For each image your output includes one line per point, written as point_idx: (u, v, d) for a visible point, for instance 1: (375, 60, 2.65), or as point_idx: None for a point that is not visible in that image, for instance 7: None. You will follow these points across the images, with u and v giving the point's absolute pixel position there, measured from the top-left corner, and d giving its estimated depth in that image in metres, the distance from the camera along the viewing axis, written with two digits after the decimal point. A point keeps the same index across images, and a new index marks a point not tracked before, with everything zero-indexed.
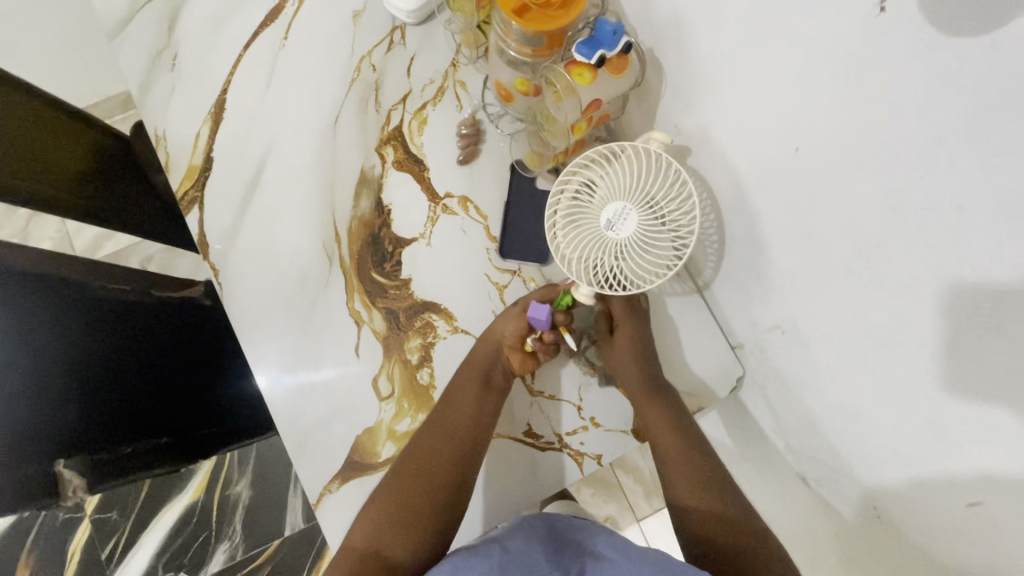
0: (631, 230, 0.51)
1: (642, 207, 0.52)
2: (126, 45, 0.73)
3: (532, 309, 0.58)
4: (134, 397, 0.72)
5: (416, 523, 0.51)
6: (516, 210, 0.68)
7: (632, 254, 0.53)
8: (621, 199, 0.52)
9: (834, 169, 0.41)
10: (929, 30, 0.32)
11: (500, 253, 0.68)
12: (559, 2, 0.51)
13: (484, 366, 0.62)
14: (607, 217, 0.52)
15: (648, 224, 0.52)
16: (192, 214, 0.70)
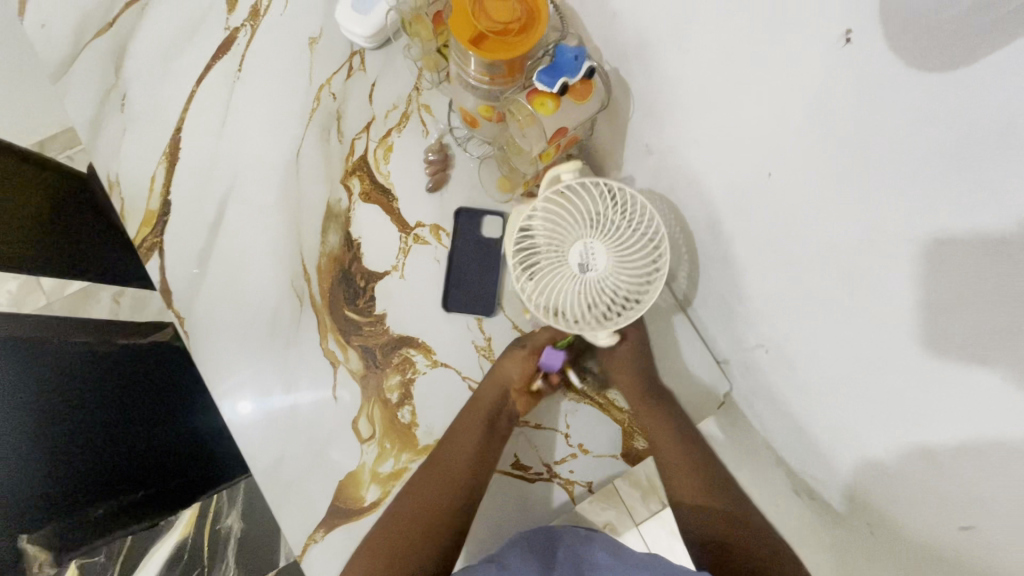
0: (604, 263, 0.53)
1: (606, 236, 0.53)
2: (72, 86, 0.70)
3: (549, 356, 0.62)
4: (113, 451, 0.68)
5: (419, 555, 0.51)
6: (461, 257, 0.67)
7: (614, 282, 0.53)
8: (583, 234, 0.53)
9: (809, 195, 0.40)
10: (899, 64, 0.31)
11: (444, 306, 0.66)
12: (516, 28, 0.48)
13: (492, 409, 0.61)
14: (576, 259, 0.53)
15: (617, 248, 0.53)
16: (152, 261, 0.67)
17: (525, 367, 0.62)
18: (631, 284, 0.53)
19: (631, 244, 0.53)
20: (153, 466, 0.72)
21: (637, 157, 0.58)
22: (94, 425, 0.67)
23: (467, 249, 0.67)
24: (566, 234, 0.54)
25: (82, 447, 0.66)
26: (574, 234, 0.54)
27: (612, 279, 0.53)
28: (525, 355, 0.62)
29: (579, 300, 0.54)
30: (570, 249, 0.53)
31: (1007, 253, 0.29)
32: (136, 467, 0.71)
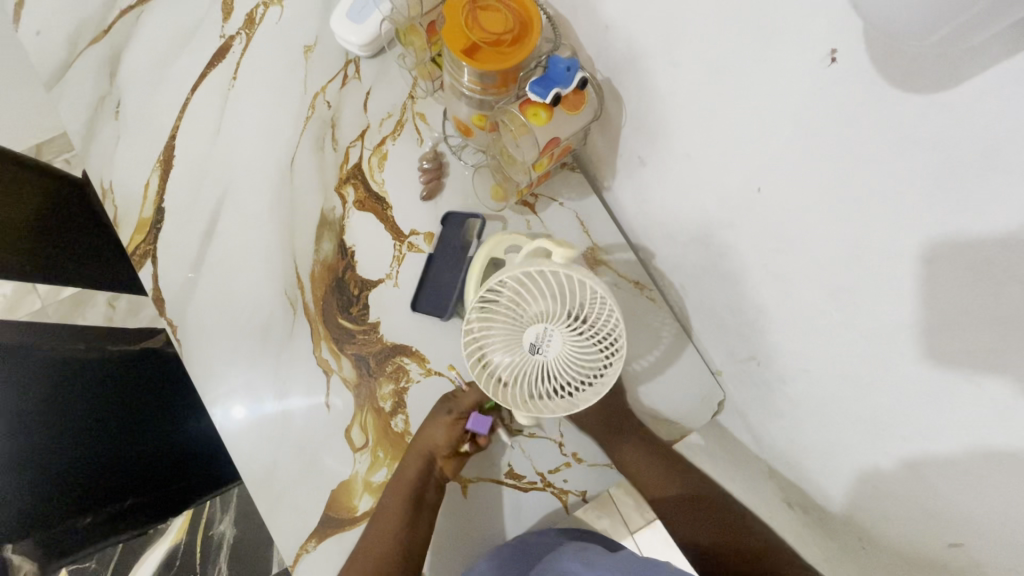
0: (556, 351, 0.49)
1: (565, 323, 0.49)
2: (66, 93, 0.70)
3: (475, 421, 0.61)
4: (107, 459, 0.68)
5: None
6: (439, 262, 0.66)
7: (562, 371, 0.50)
8: (543, 316, 0.50)
9: (799, 209, 0.40)
10: (884, 83, 0.31)
11: (413, 306, 0.65)
12: (509, 38, 0.49)
13: (417, 481, 0.60)
14: (529, 339, 0.50)
15: (573, 342, 0.49)
16: (145, 269, 0.67)
17: (449, 433, 0.61)
18: (582, 377, 0.50)
19: (595, 338, 0.49)
20: (148, 472, 0.72)
21: (630, 168, 0.59)
22: (88, 434, 0.67)
23: (447, 255, 0.66)
24: (527, 310, 0.50)
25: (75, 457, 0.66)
26: (534, 312, 0.50)
27: (562, 368, 0.50)
28: (451, 422, 0.61)
29: (524, 378, 0.51)
30: (526, 329, 0.50)
31: (991, 275, 0.29)
32: (126, 476, 0.70)
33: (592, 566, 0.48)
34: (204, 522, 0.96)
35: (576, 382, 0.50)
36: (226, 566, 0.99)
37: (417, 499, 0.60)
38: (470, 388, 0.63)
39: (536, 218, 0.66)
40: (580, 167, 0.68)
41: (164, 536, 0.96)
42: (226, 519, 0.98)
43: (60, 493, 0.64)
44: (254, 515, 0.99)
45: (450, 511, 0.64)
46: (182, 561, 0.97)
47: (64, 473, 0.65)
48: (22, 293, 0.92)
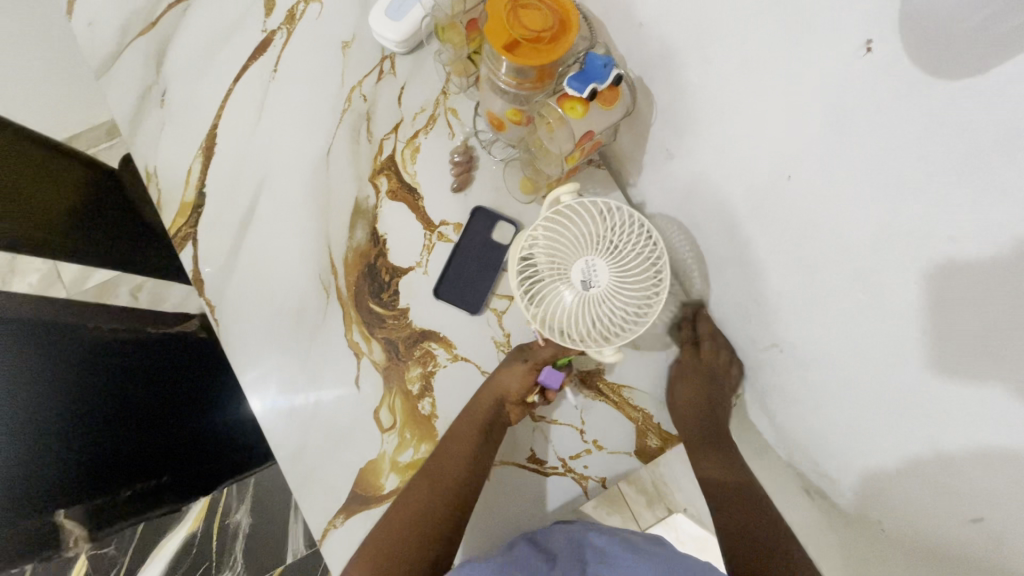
0: (606, 278, 0.55)
1: (606, 254, 0.56)
2: (114, 81, 0.73)
3: (547, 376, 0.62)
4: (135, 433, 0.71)
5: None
6: (463, 253, 0.69)
7: (615, 298, 0.56)
8: (586, 252, 0.56)
9: (827, 198, 0.42)
10: (918, 73, 0.32)
11: (435, 293, 0.68)
12: (549, 36, 0.51)
13: (488, 419, 0.62)
14: (578, 277, 0.55)
15: (616, 264, 0.56)
16: (185, 250, 0.70)
17: (523, 380, 0.63)
18: (635, 299, 0.56)
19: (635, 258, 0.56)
20: (178, 452, 0.75)
21: (658, 162, 0.61)
22: (115, 407, 0.70)
23: (472, 246, 0.69)
24: (570, 253, 0.56)
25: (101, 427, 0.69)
26: (575, 252, 0.56)
27: (615, 294, 0.56)
28: (526, 370, 0.63)
29: (586, 318, 0.56)
30: (574, 267, 0.56)
31: (1015, 256, 0.31)
32: (156, 453, 0.73)
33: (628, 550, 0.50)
34: (222, 509, 1.00)
35: (631, 304, 0.56)
36: (240, 556, 1.02)
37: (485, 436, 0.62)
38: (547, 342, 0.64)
39: None
40: (606, 163, 0.70)
41: (182, 524, 1.00)
42: (242, 509, 1.01)
43: (87, 464, 0.68)
44: (268, 504, 1.03)
45: (484, 488, 0.65)
46: (199, 549, 1.01)
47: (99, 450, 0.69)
48: (50, 281, 0.99)
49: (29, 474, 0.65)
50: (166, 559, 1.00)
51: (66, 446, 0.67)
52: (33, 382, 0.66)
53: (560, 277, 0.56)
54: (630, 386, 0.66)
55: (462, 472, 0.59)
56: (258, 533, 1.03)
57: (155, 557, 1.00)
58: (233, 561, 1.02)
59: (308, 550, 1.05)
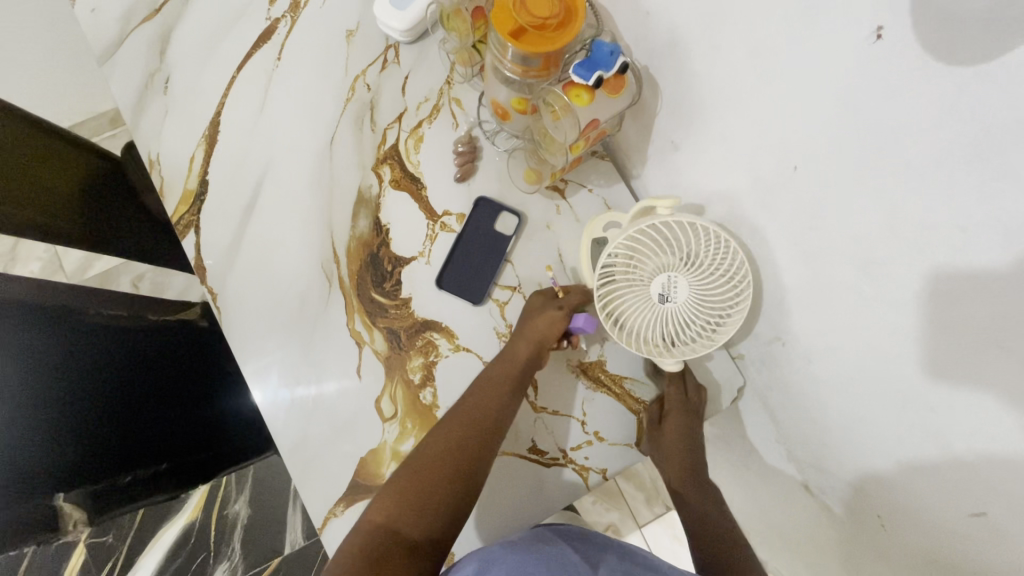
0: (686, 294, 0.55)
1: (689, 270, 0.55)
2: (118, 68, 0.73)
3: (580, 318, 0.63)
4: (125, 422, 0.71)
5: (434, 506, 0.52)
6: (466, 243, 0.69)
7: (693, 312, 0.56)
8: (668, 266, 0.56)
9: (835, 187, 0.42)
10: (930, 59, 0.32)
11: (438, 283, 0.68)
12: (555, 23, 0.51)
13: (524, 364, 0.61)
14: (657, 289, 0.56)
15: (697, 280, 0.55)
16: (188, 238, 0.70)
17: (557, 325, 0.62)
18: (711, 319, 0.55)
19: (716, 275, 0.54)
20: (182, 436, 0.75)
21: (662, 154, 0.61)
22: (113, 390, 0.70)
23: (475, 236, 0.69)
24: (651, 264, 0.56)
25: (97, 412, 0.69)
26: (657, 265, 0.56)
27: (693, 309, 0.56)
28: (561, 316, 0.62)
29: (661, 329, 0.57)
30: (654, 281, 0.56)
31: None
32: (156, 437, 0.73)
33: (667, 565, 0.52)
34: (219, 501, 1.00)
35: (706, 322, 0.56)
36: (238, 546, 1.02)
37: (519, 382, 0.60)
38: (572, 292, 0.65)
39: (565, 203, 0.69)
40: (609, 155, 0.70)
41: (180, 514, 1.00)
42: (240, 499, 1.00)
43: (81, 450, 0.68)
44: (265, 496, 1.02)
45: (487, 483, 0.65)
46: (197, 539, 1.01)
47: (93, 440, 0.69)
48: (51, 270, 0.98)
49: (27, 458, 0.66)
50: (165, 548, 1.00)
51: (58, 434, 0.68)
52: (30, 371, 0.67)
53: (640, 289, 0.57)
54: (631, 378, 0.67)
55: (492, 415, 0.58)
56: (256, 525, 1.03)
57: (152, 548, 0.99)
58: (230, 551, 1.02)
59: (306, 542, 1.05)
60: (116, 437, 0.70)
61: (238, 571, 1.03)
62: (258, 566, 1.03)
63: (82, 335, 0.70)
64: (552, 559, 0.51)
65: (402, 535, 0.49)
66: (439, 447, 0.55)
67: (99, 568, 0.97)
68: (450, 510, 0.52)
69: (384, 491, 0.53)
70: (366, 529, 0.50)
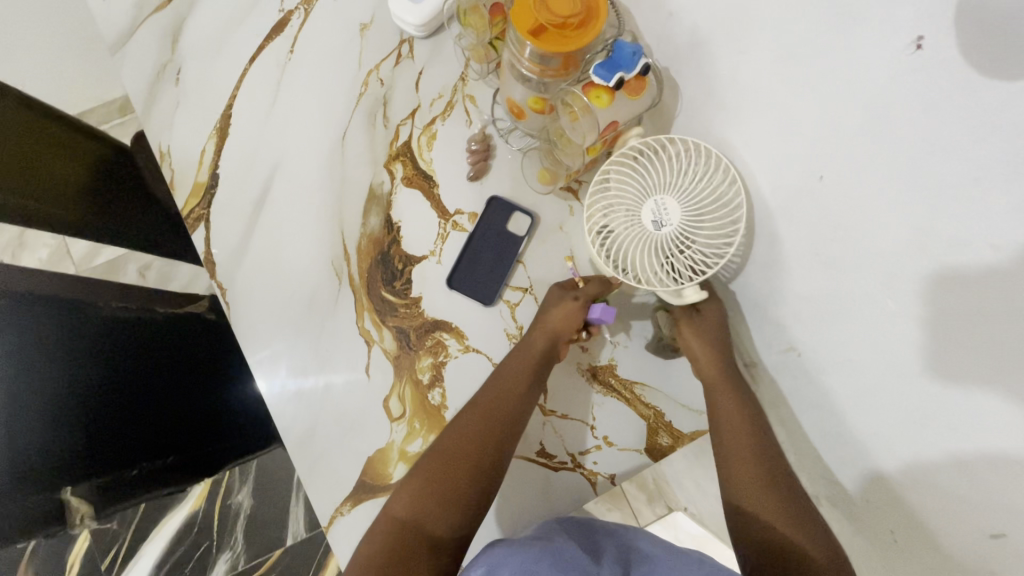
0: (678, 216, 0.52)
1: (676, 188, 0.52)
2: (130, 58, 0.72)
3: (596, 310, 0.60)
4: (120, 418, 0.74)
5: (457, 498, 0.50)
6: (477, 243, 0.68)
7: (689, 238, 0.52)
8: (657, 191, 0.53)
9: (859, 198, 0.41)
10: (970, 72, 0.33)
11: (448, 283, 0.67)
12: (576, 22, 0.49)
13: (544, 352, 0.60)
14: (649, 218, 0.52)
15: (689, 202, 0.52)
16: (198, 232, 0.69)
17: (573, 312, 0.61)
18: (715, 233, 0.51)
19: (706, 197, 0.52)
20: (186, 433, 0.76)
21: None
22: (108, 385, 0.74)
23: (486, 237, 0.68)
24: (639, 194, 0.54)
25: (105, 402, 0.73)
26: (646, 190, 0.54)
27: (688, 235, 0.52)
28: (579, 306, 0.61)
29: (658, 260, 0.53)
30: (642, 207, 0.53)
31: None
32: (156, 436, 0.75)
33: (671, 554, 0.49)
34: None
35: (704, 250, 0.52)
36: None
37: (540, 368, 0.60)
38: (591, 282, 0.63)
39: (578, 204, 0.68)
40: None
41: None
42: None
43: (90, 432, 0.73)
44: None
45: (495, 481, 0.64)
46: None
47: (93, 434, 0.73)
48: None
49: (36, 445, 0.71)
50: None
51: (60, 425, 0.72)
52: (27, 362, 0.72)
53: (629, 220, 0.54)
54: (642, 383, 0.66)
55: (516, 407, 0.57)
56: None
57: None
58: None
59: None
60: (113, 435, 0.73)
61: None
62: None
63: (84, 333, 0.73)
64: (560, 556, 0.46)
65: (430, 531, 0.48)
66: (462, 441, 0.53)
67: None
68: (477, 506, 0.51)
69: (409, 485, 0.51)
70: (388, 526, 0.49)
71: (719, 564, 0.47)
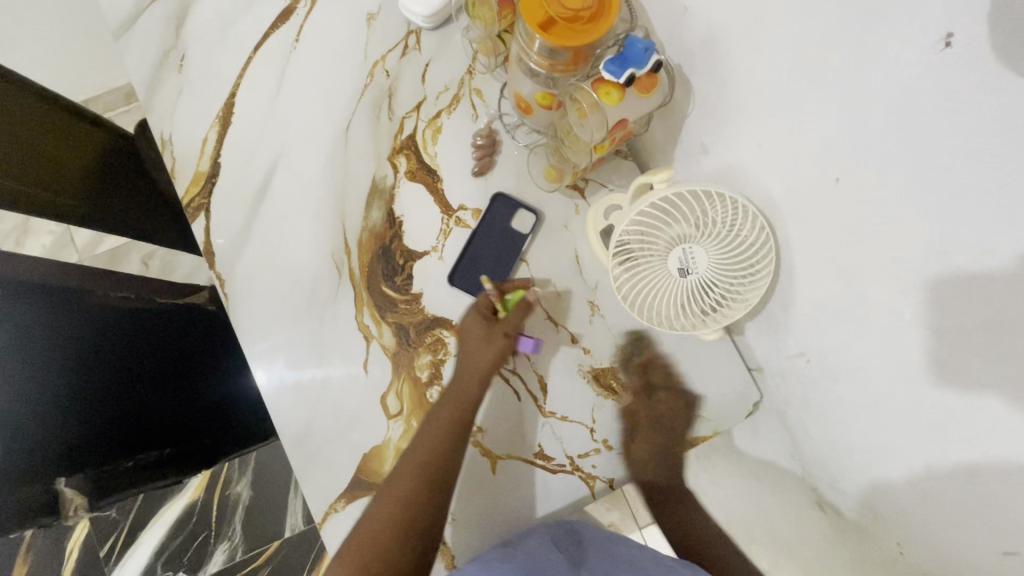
0: (705, 265, 0.55)
1: (706, 238, 0.55)
2: (133, 43, 0.71)
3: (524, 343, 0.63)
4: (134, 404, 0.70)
5: (394, 558, 0.51)
6: (481, 240, 0.67)
7: (716, 283, 0.55)
8: (685, 241, 0.56)
9: (876, 202, 0.40)
10: (1003, 71, 0.30)
11: (450, 279, 0.66)
12: (587, 16, 0.48)
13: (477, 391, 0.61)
14: (676, 265, 0.56)
15: (715, 249, 0.55)
16: (198, 222, 0.68)
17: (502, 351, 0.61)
18: (734, 287, 0.54)
19: (733, 241, 0.53)
20: (185, 422, 0.75)
21: (690, 157, 0.58)
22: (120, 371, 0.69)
23: (490, 233, 0.67)
24: (666, 242, 0.57)
25: (105, 394, 0.68)
26: (674, 237, 0.57)
27: (715, 279, 0.55)
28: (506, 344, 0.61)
29: (685, 304, 0.57)
30: (670, 257, 0.56)
31: None
32: (161, 426, 0.73)
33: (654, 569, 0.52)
34: (224, 479, 1.02)
35: (729, 291, 0.55)
36: (239, 527, 1.02)
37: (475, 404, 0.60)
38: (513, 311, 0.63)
39: (584, 203, 0.67)
40: (633, 155, 0.68)
41: (185, 491, 1.01)
42: (242, 480, 1.02)
43: (94, 426, 0.67)
44: (266, 478, 1.03)
45: (481, 488, 0.63)
46: (199, 517, 1.01)
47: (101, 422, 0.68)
48: (61, 245, 0.98)
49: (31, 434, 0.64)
50: (167, 525, 1.00)
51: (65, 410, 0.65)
52: (59, 342, 0.66)
53: (656, 266, 0.57)
54: (645, 386, 0.64)
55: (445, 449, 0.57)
56: (256, 507, 1.03)
57: (153, 526, 1.00)
58: (232, 531, 1.02)
59: (305, 526, 1.04)
60: (125, 422, 0.69)
61: (237, 553, 1.02)
62: (257, 548, 1.02)
63: (84, 316, 0.68)
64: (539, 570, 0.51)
65: None
66: (401, 490, 0.55)
67: (102, 542, 0.99)
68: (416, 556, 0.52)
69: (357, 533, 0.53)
70: None
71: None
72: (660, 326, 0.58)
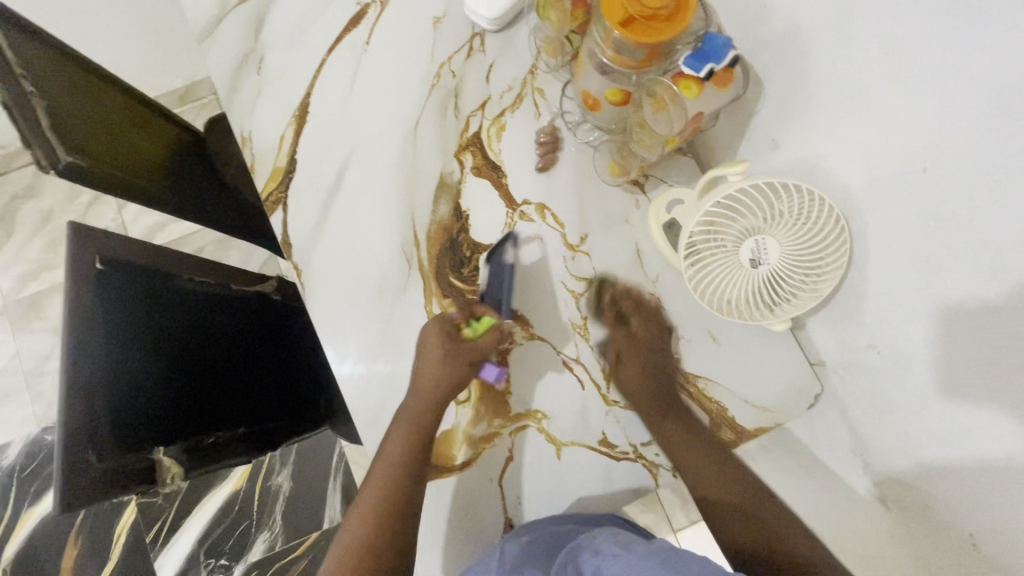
0: (778, 255, 0.55)
1: (777, 228, 0.55)
2: (215, 46, 0.75)
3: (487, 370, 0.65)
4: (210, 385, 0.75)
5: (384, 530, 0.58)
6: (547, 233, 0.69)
7: (786, 274, 0.55)
8: (756, 232, 0.56)
9: (965, 190, 0.42)
10: None
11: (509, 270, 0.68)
12: (666, 14, 0.50)
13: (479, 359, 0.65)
14: (747, 256, 0.56)
15: (788, 240, 0.54)
16: (275, 215, 0.72)
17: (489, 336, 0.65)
18: (802, 277, 0.55)
19: (806, 233, 0.54)
20: (253, 403, 0.81)
21: (759, 152, 0.60)
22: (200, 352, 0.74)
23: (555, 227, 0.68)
24: (738, 234, 0.56)
25: (189, 373, 0.72)
26: (743, 229, 0.56)
27: (787, 270, 0.55)
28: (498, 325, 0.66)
29: (755, 294, 0.57)
30: (742, 247, 0.56)
31: None
32: (234, 403, 0.78)
33: (629, 550, 0.48)
34: (264, 472, 1.14)
35: (799, 282, 0.55)
36: (279, 517, 1.14)
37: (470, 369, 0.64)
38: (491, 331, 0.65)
39: (644, 198, 0.69)
40: (693, 153, 0.69)
41: (227, 482, 1.13)
42: (284, 471, 1.15)
43: (179, 402, 0.70)
44: (309, 470, 1.16)
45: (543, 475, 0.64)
46: (241, 506, 1.13)
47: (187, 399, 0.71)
48: None
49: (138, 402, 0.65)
50: (209, 515, 1.12)
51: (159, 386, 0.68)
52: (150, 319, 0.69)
53: (727, 257, 0.57)
54: (705, 376, 0.65)
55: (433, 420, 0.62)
56: (297, 496, 1.14)
57: (190, 520, 1.12)
58: (271, 522, 1.13)
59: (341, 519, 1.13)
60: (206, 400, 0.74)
61: (277, 542, 1.13)
62: (297, 538, 1.13)
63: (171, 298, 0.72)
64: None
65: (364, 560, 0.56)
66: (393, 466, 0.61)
67: (147, 528, 1.12)
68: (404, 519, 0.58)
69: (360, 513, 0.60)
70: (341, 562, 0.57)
71: (674, 548, 0.46)
72: (728, 316, 0.58)
